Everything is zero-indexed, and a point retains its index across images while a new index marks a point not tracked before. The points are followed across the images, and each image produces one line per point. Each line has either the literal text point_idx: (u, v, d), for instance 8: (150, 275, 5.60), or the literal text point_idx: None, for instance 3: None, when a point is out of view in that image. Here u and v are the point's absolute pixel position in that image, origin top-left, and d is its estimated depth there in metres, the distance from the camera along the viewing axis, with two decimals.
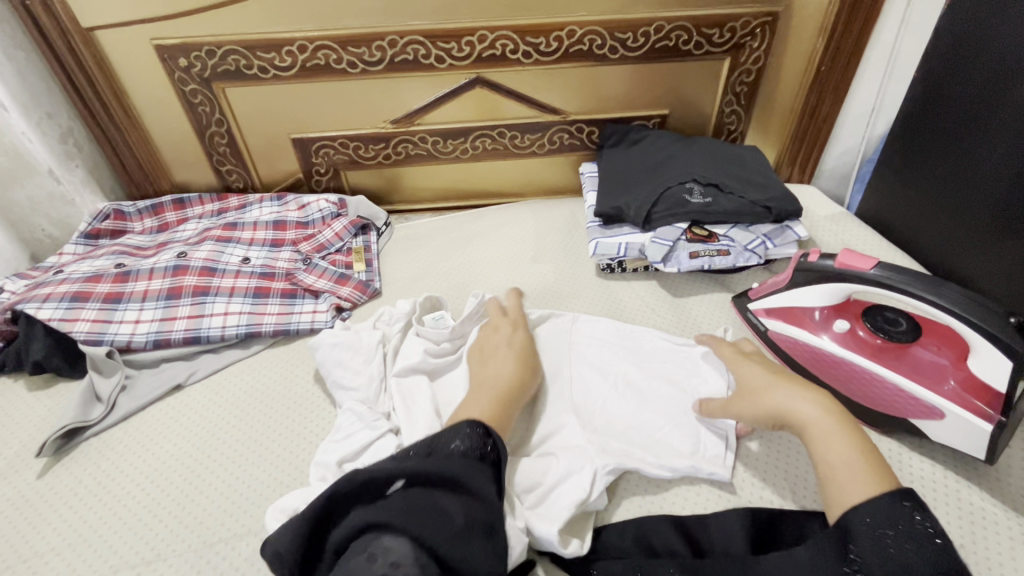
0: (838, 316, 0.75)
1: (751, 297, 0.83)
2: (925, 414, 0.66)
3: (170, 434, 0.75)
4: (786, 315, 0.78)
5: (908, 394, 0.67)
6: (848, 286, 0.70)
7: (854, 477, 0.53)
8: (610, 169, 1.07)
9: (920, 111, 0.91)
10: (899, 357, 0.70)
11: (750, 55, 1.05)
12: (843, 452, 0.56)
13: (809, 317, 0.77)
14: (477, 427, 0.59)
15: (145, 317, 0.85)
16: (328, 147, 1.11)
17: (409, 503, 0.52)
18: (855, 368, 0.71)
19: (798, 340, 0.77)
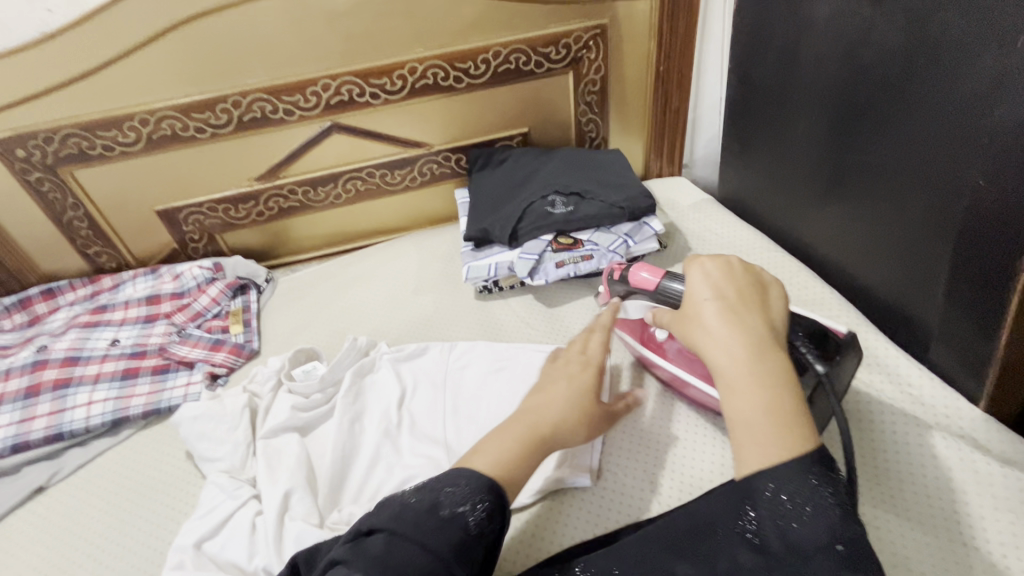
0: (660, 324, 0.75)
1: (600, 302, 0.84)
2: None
3: (28, 540, 0.72)
4: (624, 325, 0.80)
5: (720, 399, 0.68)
6: (648, 301, 0.74)
7: (751, 435, 0.50)
8: (478, 192, 1.09)
9: (742, 98, 0.97)
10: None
11: (591, 66, 1.10)
12: (753, 400, 0.51)
13: (641, 327, 0.78)
14: (491, 492, 0.53)
15: (1, 422, 0.82)
16: (197, 214, 1.10)
17: (392, 565, 0.47)
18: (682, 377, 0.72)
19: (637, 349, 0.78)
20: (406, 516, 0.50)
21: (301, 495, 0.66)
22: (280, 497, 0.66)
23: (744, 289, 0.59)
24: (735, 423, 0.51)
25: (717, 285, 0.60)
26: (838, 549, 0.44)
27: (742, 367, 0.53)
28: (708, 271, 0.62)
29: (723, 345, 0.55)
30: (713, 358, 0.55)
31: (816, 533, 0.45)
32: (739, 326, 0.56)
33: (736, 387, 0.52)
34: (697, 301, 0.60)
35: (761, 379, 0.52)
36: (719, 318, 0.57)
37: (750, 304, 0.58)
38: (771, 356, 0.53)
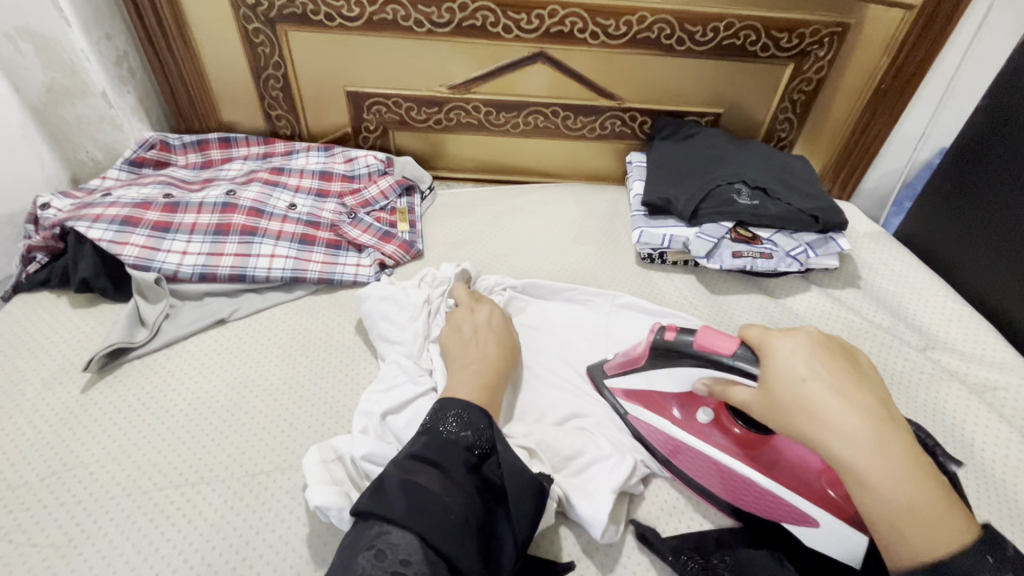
0: (699, 404, 0.66)
1: (608, 372, 0.72)
2: (796, 519, 0.59)
3: (210, 362, 0.75)
4: (646, 401, 0.69)
5: (774, 496, 0.60)
6: (706, 371, 0.61)
7: (911, 514, 0.46)
8: (659, 160, 1.07)
9: (983, 140, 0.92)
10: (761, 451, 0.63)
11: (814, 64, 1.05)
12: (902, 494, 0.46)
13: (669, 408, 0.67)
14: (478, 413, 0.58)
15: (192, 249, 0.85)
16: (380, 105, 1.12)
17: (408, 486, 0.51)
18: (724, 468, 0.63)
19: (658, 429, 0.67)
20: (413, 445, 0.55)
21: None
22: None
23: (838, 366, 0.53)
24: (891, 521, 0.47)
25: (809, 364, 0.53)
26: None
27: (874, 460, 0.47)
28: (797, 346, 0.54)
29: (849, 438, 0.48)
30: (842, 457, 0.48)
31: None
32: (857, 412, 0.50)
33: (873, 485, 0.47)
34: (792, 383, 0.52)
35: (908, 475, 0.47)
36: (832, 402, 0.50)
37: (854, 375, 0.53)
38: (895, 442, 0.48)
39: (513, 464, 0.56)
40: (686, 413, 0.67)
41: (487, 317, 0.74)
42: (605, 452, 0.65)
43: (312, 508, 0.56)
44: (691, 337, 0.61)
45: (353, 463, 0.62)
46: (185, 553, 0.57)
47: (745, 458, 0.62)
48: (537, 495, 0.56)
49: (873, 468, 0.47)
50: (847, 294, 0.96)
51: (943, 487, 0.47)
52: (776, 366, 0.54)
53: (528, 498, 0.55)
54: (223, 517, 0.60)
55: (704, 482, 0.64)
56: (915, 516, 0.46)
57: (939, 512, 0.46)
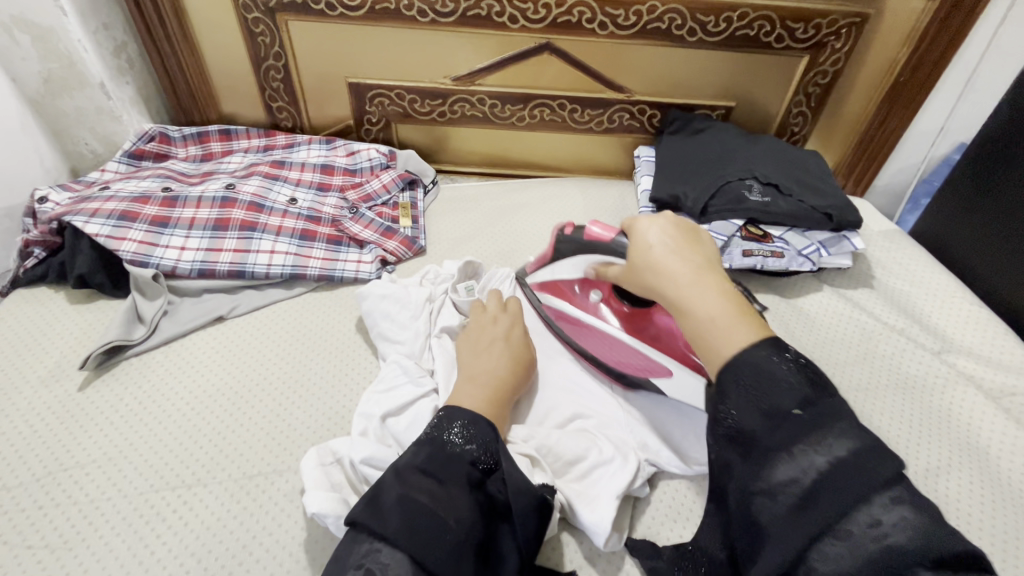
0: (593, 287, 0.76)
1: (530, 271, 0.84)
2: (654, 370, 0.67)
3: (209, 360, 0.74)
4: (553, 288, 0.79)
5: (643, 353, 0.69)
6: (593, 256, 0.71)
7: (721, 326, 0.50)
8: (667, 155, 1.05)
9: (1005, 136, 0.88)
10: (640, 323, 0.72)
11: (831, 56, 1.02)
12: (711, 314, 0.51)
13: (570, 290, 0.78)
14: (485, 426, 0.57)
15: (191, 245, 0.84)
16: (383, 97, 1.09)
17: (407, 500, 0.49)
18: (607, 336, 0.72)
19: (561, 309, 0.78)
20: (416, 454, 0.54)
21: None
22: None
23: (683, 233, 0.59)
24: (700, 336, 0.51)
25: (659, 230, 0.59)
26: (797, 412, 0.45)
27: (692, 292, 0.53)
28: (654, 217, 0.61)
29: (672, 280, 0.55)
30: (667, 294, 0.54)
31: (780, 398, 0.45)
32: (685, 262, 0.55)
33: (688, 312, 0.52)
34: (641, 249, 0.59)
35: (719, 301, 0.52)
36: (666, 255, 0.56)
37: (694, 240, 0.58)
38: (710, 279, 0.54)
39: (517, 480, 0.54)
40: (582, 294, 0.77)
41: (508, 330, 0.72)
42: (610, 456, 0.63)
43: (309, 515, 0.55)
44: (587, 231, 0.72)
45: (352, 466, 0.60)
46: (181, 557, 0.56)
47: (624, 326, 0.72)
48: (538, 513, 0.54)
49: (689, 297, 0.53)
50: (860, 294, 0.93)
51: (752, 314, 0.52)
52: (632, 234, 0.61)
53: (529, 517, 0.53)
54: (220, 520, 0.59)
55: (587, 347, 0.74)
56: (717, 327, 0.50)
57: (744, 326, 0.50)
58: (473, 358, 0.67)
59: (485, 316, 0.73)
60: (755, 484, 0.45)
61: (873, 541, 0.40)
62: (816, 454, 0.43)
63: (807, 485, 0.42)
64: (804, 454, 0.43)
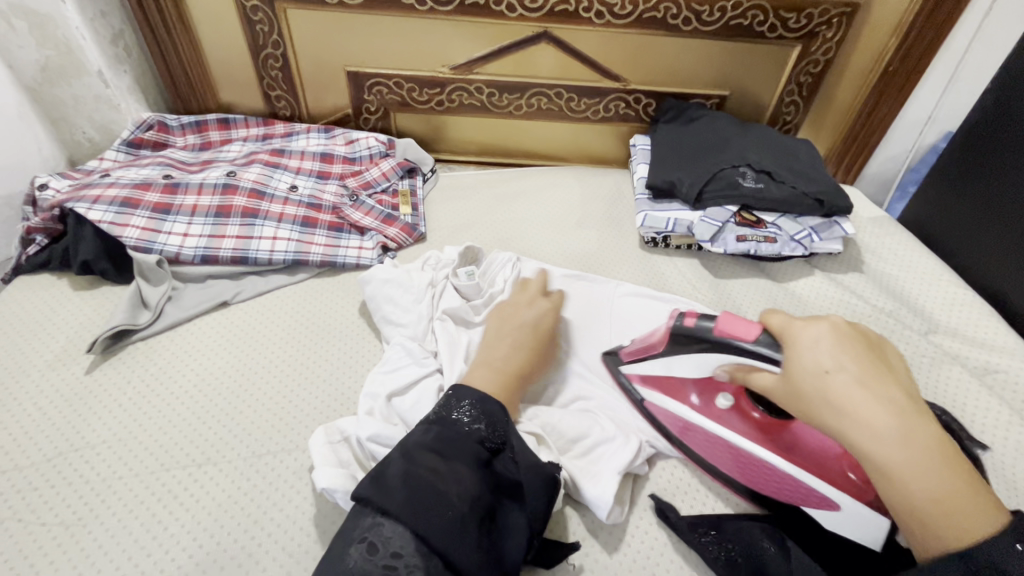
0: (718, 390, 0.66)
1: (623, 357, 0.72)
2: (815, 503, 0.58)
3: (215, 344, 0.75)
4: (662, 386, 0.68)
5: (801, 483, 0.59)
6: (724, 356, 0.60)
7: (943, 508, 0.44)
8: (663, 143, 1.07)
9: (990, 124, 0.91)
10: (779, 435, 0.63)
11: (822, 45, 1.04)
12: (928, 489, 0.45)
13: (687, 393, 0.67)
14: (494, 406, 0.59)
15: (193, 232, 0.85)
16: (382, 85, 1.10)
17: (412, 473, 0.51)
18: (746, 454, 0.63)
19: (677, 416, 0.67)
20: (426, 434, 0.55)
21: None
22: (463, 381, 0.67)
23: (863, 355, 0.52)
24: (914, 514, 0.46)
25: (833, 354, 0.51)
26: None
27: (904, 455, 0.46)
28: (817, 335, 0.53)
29: (874, 432, 0.47)
30: (868, 451, 0.47)
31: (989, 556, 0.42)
32: (886, 408, 0.48)
33: (898, 480, 0.46)
34: (813, 373, 0.51)
35: (941, 471, 0.45)
36: (852, 389, 0.49)
37: (881, 366, 0.51)
38: (921, 436, 0.47)
39: (523, 460, 0.56)
40: (703, 398, 0.67)
41: (539, 317, 0.72)
42: (611, 434, 0.66)
43: (319, 489, 0.57)
44: (712, 322, 0.61)
45: (359, 444, 0.62)
46: (194, 532, 0.57)
47: (764, 441, 0.63)
48: (542, 494, 0.56)
49: (906, 464, 0.46)
50: (851, 278, 0.96)
51: (976, 485, 0.46)
52: (799, 351, 0.53)
53: (533, 498, 0.55)
54: (231, 497, 0.60)
55: (717, 463, 0.65)
56: (946, 511, 0.44)
57: (974, 508, 0.44)
58: (496, 339, 0.68)
59: (520, 301, 0.74)
60: None
61: None
62: None
63: None
64: None
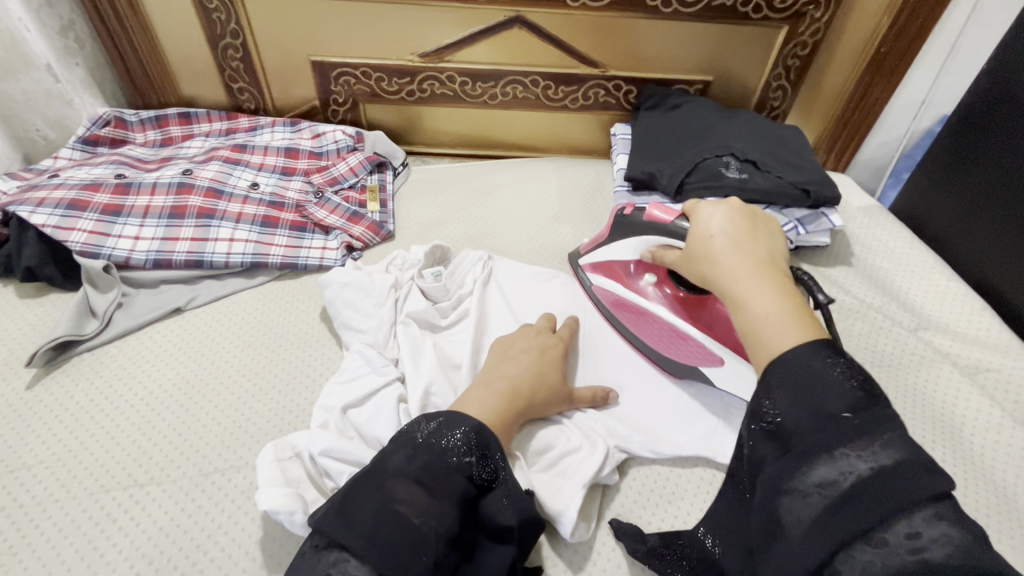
0: (647, 269, 0.73)
1: (581, 251, 0.82)
2: (707, 361, 0.67)
3: (164, 354, 0.72)
4: (605, 270, 0.77)
5: (700, 345, 0.67)
6: (651, 238, 0.67)
7: (772, 322, 0.46)
8: (643, 132, 1.02)
9: (985, 107, 0.86)
10: (696, 311, 0.69)
11: (810, 25, 0.99)
12: (766, 309, 0.47)
13: (624, 271, 0.75)
14: (490, 436, 0.53)
15: (145, 234, 0.81)
16: (349, 75, 1.05)
17: (386, 512, 0.47)
18: (660, 321, 0.71)
19: (613, 291, 0.76)
20: (410, 460, 0.50)
21: (441, 394, 0.64)
22: (422, 390, 0.63)
23: (748, 225, 0.56)
24: (752, 333, 0.48)
25: (722, 220, 0.56)
26: (845, 416, 0.40)
27: (747, 286, 0.49)
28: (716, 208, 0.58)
29: (729, 271, 0.51)
30: (724, 285, 0.51)
31: (825, 401, 0.41)
32: (745, 254, 0.52)
33: (743, 304, 0.49)
34: (704, 238, 0.55)
35: (779, 297, 0.48)
36: (724, 244, 0.53)
37: (759, 234, 0.55)
38: (772, 275, 0.50)
39: (512, 499, 0.52)
40: (636, 276, 0.75)
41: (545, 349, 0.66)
42: (577, 445, 0.62)
43: (261, 512, 0.53)
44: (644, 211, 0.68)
45: (311, 460, 0.59)
46: (132, 558, 0.54)
47: (679, 313, 0.70)
48: (523, 539, 0.52)
49: (744, 287, 0.50)
50: (838, 272, 0.92)
51: (813, 317, 0.47)
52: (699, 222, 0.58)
53: (514, 546, 0.51)
54: (174, 519, 0.57)
55: (635, 330, 0.74)
56: (771, 322, 0.46)
57: (800, 328, 0.45)
58: (496, 364, 0.63)
59: (528, 330, 0.69)
60: (786, 483, 0.42)
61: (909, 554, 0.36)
62: (858, 459, 0.39)
63: (847, 488, 0.39)
64: (846, 457, 0.39)
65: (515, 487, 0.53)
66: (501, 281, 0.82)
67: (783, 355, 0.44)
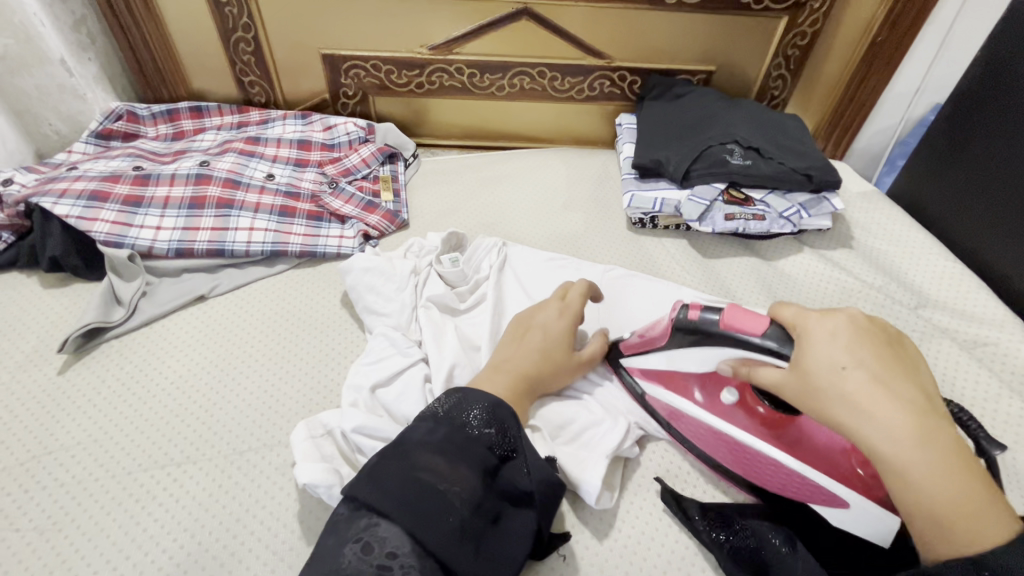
0: (723, 385, 0.62)
1: (625, 352, 0.68)
2: (824, 501, 0.55)
3: (191, 339, 0.73)
4: (663, 379, 0.65)
5: (808, 479, 0.56)
6: (728, 352, 0.57)
7: (961, 509, 0.43)
8: (649, 120, 1.04)
9: (979, 94, 0.89)
10: (785, 429, 0.59)
11: (810, 16, 1.02)
12: (940, 487, 0.43)
13: (690, 389, 0.64)
14: (506, 411, 0.56)
15: (166, 224, 0.82)
16: (359, 68, 1.07)
17: (413, 478, 0.49)
18: (752, 452, 0.59)
19: (680, 411, 0.64)
20: (433, 432, 0.53)
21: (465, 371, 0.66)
22: (447, 367, 0.66)
23: (880, 354, 0.50)
24: (933, 519, 0.43)
25: (852, 352, 0.49)
26: None
27: (914, 457, 0.44)
28: (835, 333, 0.51)
29: (884, 432, 0.46)
30: (883, 449, 0.45)
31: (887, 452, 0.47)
32: (903, 407, 0.46)
33: (912, 479, 0.44)
34: (829, 370, 0.49)
35: (957, 469, 0.44)
36: (874, 394, 0.47)
37: (895, 367, 0.50)
38: (940, 440, 0.45)
39: (533, 469, 0.54)
40: (707, 394, 0.63)
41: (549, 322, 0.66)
42: (598, 418, 0.64)
43: (300, 485, 0.55)
44: (718, 315, 0.57)
45: (344, 437, 0.61)
46: (174, 532, 0.56)
47: (768, 437, 0.59)
48: (545, 506, 0.54)
49: (917, 457, 0.44)
50: (840, 254, 0.95)
51: (988, 484, 0.44)
52: (824, 348, 0.50)
53: (535, 512, 0.53)
54: (212, 495, 0.59)
55: (713, 453, 0.62)
56: (959, 511, 0.43)
57: (991, 514, 0.42)
58: (507, 346, 0.65)
59: (535, 306, 0.69)
60: None
61: None
62: None
63: None
64: None
65: (535, 459, 0.55)
66: (515, 266, 0.84)
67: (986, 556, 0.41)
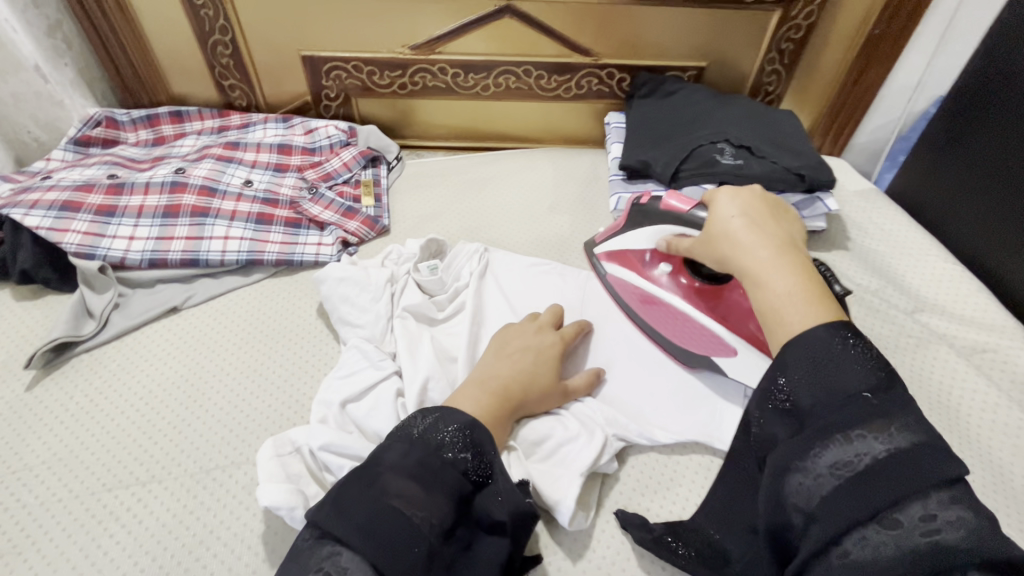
0: (663, 258, 0.73)
1: (598, 241, 0.81)
2: (718, 350, 0.67)
3: (162, 353, 0.72)
4: (621, 260, 0.77)
5: (709, 331, 0.68)
6: (668, 229, 0.69)
7: (788, 302, 0.47)
8: (638, 119, 1.01)
9: (980, 88, 0.86)
10: (713, 302, 0.69)
11: (804, 8, 0.98)
12: (785, 287, 0.48)
13: (639, 260, 0.75)
14: (483, 434, 0.54)
15: (140, 234, 0.80)
16: (340, 69, 1.04)
17: (382, 506, 0.47)
18: (672, 309, 0.72)
19: (628, 281, 0.76)
20: (406, 455, 0.51)
21: (439, 385, 0.64)
22: (420, 382, 0.64)
23: (764, 209, 0.57)
24: (767, 312, 0.49)
25: (739, 203, 0.57)
26: (865, 395, 0.42)
27: (766, 263, 0.50)
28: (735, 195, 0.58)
29: (748, 252, 0.52)
30: (741, 262, 0.52)
31: (844, 380, 0.42)
32: (763, 235, 0.53)
33: (762, 279, 0.50)
34: (721, 217, 0.57)
35: (796, 277, 0.49)
36: (742, 226, 0.54)
37: (776, 218, 0.56)
38: (791, 257, 0.51)
39: (506, 496, 0.52)
40: (650, 265, 0.74)
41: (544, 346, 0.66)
42: (575, 434, 0.62)
43: (262, 508, 0.53)
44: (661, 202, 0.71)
45: (311, 454, 0.59)
46: (135, 555, 0.55)
47: (692, 301, 0.70)
48: (517, 535, 0.52)
49: (760, 266, 0.50)
50: (834, 256, 0.92)
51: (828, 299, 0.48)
52: (719, 203, 0.58)
53: (507, 541, 0.51)
54: (176, 516, 0.57)
55: (645, 316, 0.74)
56: (784, 304, 0.47)
57: (814, 308, 0.46)
58: (493, 362, 0.63)
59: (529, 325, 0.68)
60: (796, 460, 0.42)
61: (922, 536, 0.36)
62: (874, 441, 0.40)
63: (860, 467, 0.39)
64: (860, 439, 0.40)
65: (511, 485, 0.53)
66: (496, 272, 0.82)
67: (799, 337, 0.45)
